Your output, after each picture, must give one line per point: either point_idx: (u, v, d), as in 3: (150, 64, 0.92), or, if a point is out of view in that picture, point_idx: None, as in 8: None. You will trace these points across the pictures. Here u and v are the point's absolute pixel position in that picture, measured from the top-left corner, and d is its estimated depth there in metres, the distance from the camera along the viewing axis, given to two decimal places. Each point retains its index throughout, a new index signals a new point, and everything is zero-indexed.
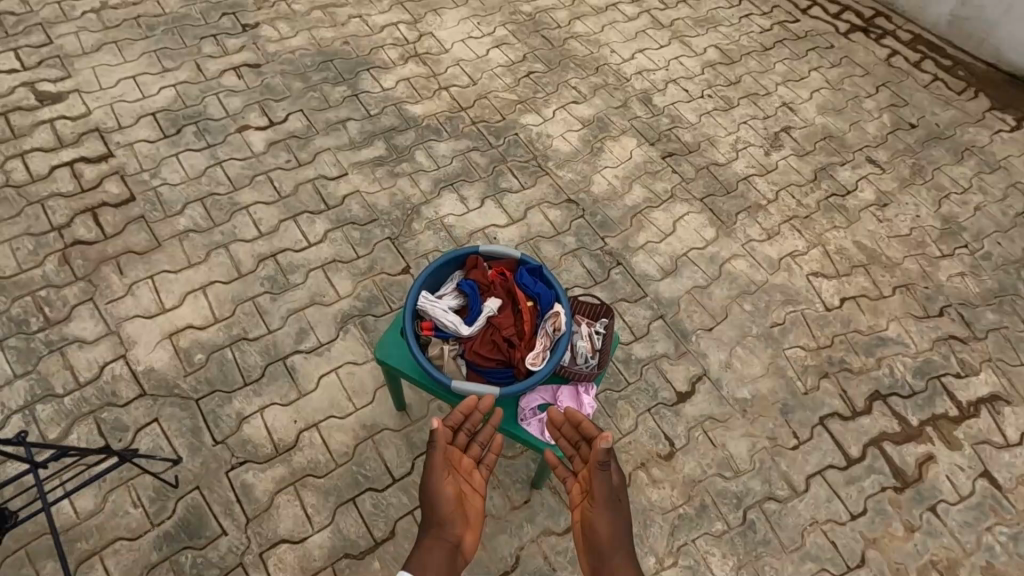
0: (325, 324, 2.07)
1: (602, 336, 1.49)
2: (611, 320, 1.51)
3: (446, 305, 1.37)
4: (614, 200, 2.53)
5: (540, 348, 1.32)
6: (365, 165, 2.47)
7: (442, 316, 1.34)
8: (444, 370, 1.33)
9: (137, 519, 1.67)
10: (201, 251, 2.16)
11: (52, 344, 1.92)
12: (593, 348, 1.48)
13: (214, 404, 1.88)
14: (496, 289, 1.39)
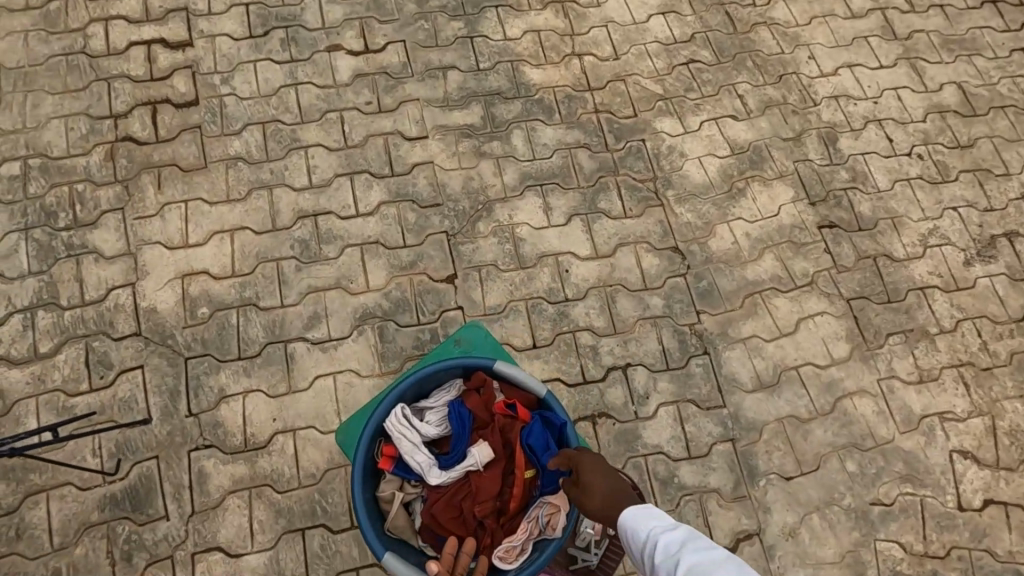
0: (342, 317, 1.81)
1: None
2: None
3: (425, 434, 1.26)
4: (731, 265, 1.97)
5: (518, 540, 1.20)
6: (451, 133, 2.07)
7: (415, 453, 1.23)
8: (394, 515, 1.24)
9: (90, 470, 1.59)
10: (244, 188, 1.93)
11: (71, 248, 1.81)
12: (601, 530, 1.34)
13: (201, 369, 1.72)
14: (493, 439, 1.26)
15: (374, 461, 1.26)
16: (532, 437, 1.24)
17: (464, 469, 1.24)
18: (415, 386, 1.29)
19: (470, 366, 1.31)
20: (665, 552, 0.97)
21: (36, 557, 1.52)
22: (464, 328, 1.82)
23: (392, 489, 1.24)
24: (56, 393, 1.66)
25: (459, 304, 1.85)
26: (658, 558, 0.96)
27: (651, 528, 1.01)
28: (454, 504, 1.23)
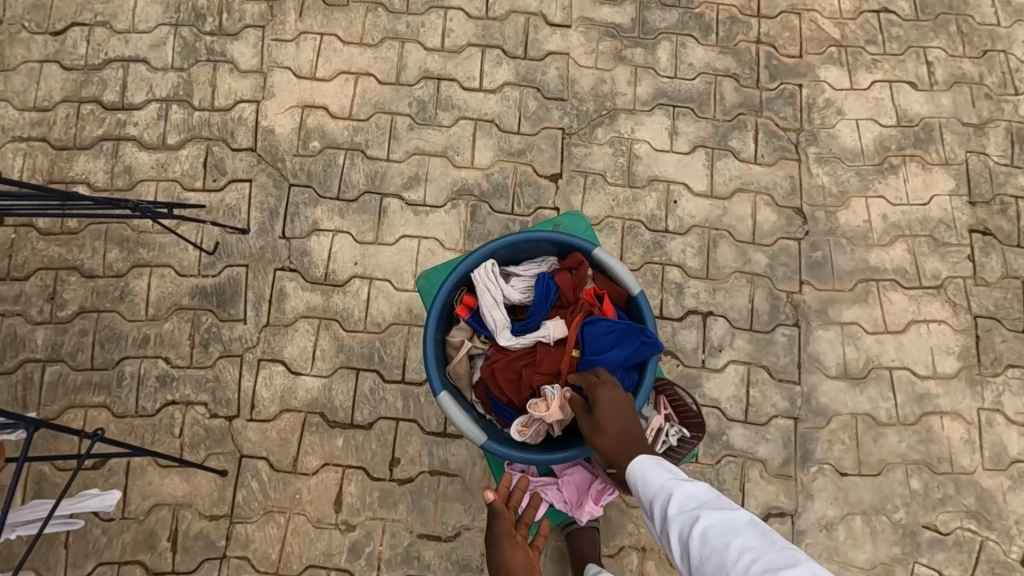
0: (440, 185, 1.80)
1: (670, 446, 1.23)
2: (691, 439, 1.24)
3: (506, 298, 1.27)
4: (854, 244, 1.79)
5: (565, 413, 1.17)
6: (595, 29, 1.94)
7: (492, 310, 1.25)
8: (457, 362, 1.28)
9: (190, 261, 1.72)
10: (378, 34, 1.91)
11: (211, 53, 1.87)
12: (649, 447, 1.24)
13: (301, 199, 1.78)
14: (570, 320, 1.26)
15: (451, 306, 1.30)
16: (605, 327, 1.22)
17: (535, 339, 1.25)
18: (511, 247, 1.29)
19: (567, 246, 1.30)
20: (681, 507, 0.95)
21: (132, 321, 1.68)
22: (566, 216, 1.64)
23: (462, 337, 1.29)
24: (174, 183, 1.78)
25: (556, 205, 1.80)
26: (673, 511, 0.94)
27: (664, 481, 1.00)
28: (514, 367, 1.25)
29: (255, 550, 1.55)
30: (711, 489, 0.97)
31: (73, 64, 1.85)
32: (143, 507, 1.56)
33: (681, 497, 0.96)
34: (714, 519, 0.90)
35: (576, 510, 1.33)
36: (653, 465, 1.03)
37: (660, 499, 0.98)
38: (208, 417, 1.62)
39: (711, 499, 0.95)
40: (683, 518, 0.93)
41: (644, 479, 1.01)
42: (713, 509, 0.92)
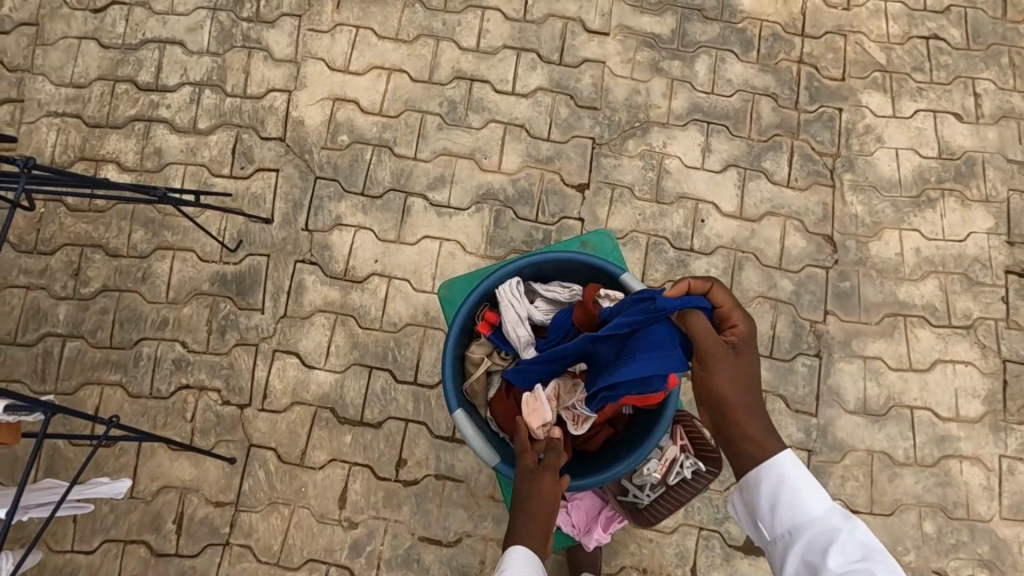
0: (466, 188, 1.79)
1: (685, 478, 1.19)
2: (708, 473, 1.19)
3: (529, 318, 1.26)
4: (884, 276, 1.75)
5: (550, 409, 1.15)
6: (633, 39, 1.91)
7: (513, 327, 1.23)
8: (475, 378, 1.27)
9: (212, 247, 1.73)
10: (413, 31, 1.89)
11: (247, 40, 1.87)
12: (664, 478, 1.20)
13: (326, 193, 1.78)
14: None
15: (473, 323, 1.29)
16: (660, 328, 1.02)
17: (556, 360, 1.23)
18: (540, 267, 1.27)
19: (594, 268, 1.28)
20: (841, 551, 0.88)
21: (152, 303, 1.70)
22: (594, 232, 1.65)
23: (482, 353, 1.28)
24: (202, 168, 1.79)
25: (581, 216, 1.78)
26: (833, 553, 0.87)
27: (823, 517, 0.92)
28: None
29: (257, 539, 1.56)
30: (878, 540, 0.89)
31: (111, 43, 1.86)
32: (151, 488, 1.58)
33: (843, 540, 0.89)
34: (870, 571, 0.83)
35: (584, 536, 1.30)
36: (795, 470, 0.97)
37: (805, 523, 0.93)
38: (220, 404, 1.64)
39: (868, 545, 0.88)
40: (832, 556, 0.87)
41: (785, 489, 0.96)
42: (879, 564, 0.85)
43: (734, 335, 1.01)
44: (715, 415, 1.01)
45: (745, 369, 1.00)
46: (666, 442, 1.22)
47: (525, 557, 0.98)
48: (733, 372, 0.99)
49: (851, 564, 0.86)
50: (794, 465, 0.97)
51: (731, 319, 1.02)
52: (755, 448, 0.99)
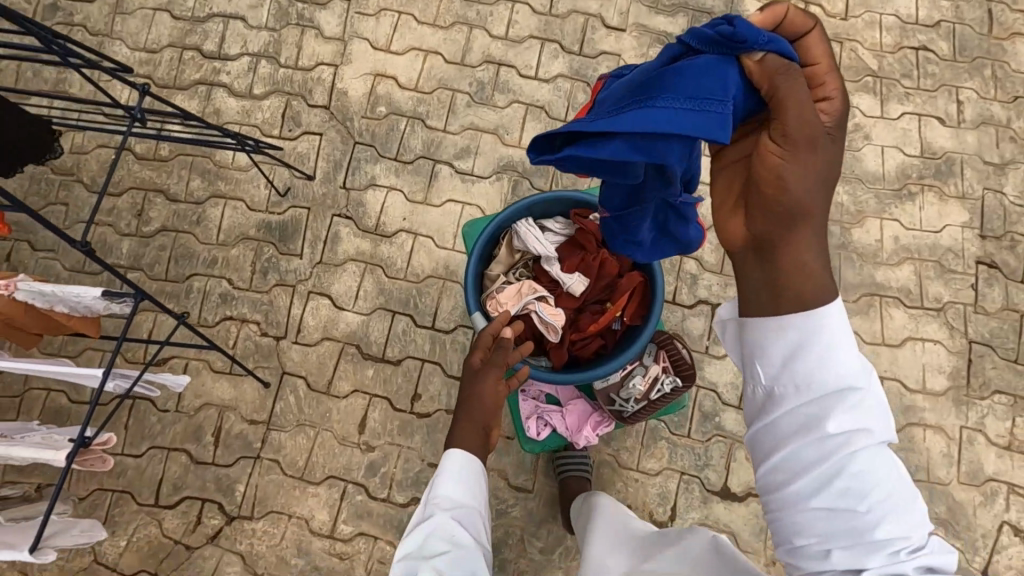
0: (488, 159, 1.99)
1: (661, 393, 1.36)
2: (681, 389, 1.38)
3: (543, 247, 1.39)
4: (864, 260, 1.91)
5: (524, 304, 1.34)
6: (648, 36, 2.11)
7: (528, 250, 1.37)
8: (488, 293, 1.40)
9: (260, 197, 1.94)
10: (450, 18, 2.10)
11: (301, 19, 2.10)
12: (645, 395, 1.37)
13: (363, 156, 1.99)
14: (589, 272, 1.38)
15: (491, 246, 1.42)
16: (719, 80, 0.88)
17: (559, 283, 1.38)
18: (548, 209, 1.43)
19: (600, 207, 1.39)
20: (848, 414, 0.85)
21: (204, 243, 1.91)
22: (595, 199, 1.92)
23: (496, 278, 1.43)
24: (255, 128, 2.00)
25: None
26: (837, 413, 0.85)
27: (842, 372, 0.87)
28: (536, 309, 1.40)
29: (285, 455, 1.75)
30: (880, 398, 0.88)
31: (181, 15, 2.09)
32: (195, 403, 1.78)
33: (853, 400, 0.86)
34: (867, 433, 0.85)
35: (575, 436, 1.50)
36: (829, 316, 0.88)
37: (820, 379, 0.87)
38: (259, 335, 1.84)
39: (874, 408, 0.87)
40: (836, 417, 0.85)
41: (811, 342, 0.88)
42: (874, 429, 0.85)
43: (823, 109, 0.92)
44: (772, 210, 0.90)
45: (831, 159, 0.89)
46: (649, 361, 1.39)
47: (456, 456, 1.12)
48: (820, 160, 0.87)
49: (850, 427, 0.85)
50: (831, 318, 0.87)
51: (822, 82, 0.92)
52: (805, 279, 0.90)
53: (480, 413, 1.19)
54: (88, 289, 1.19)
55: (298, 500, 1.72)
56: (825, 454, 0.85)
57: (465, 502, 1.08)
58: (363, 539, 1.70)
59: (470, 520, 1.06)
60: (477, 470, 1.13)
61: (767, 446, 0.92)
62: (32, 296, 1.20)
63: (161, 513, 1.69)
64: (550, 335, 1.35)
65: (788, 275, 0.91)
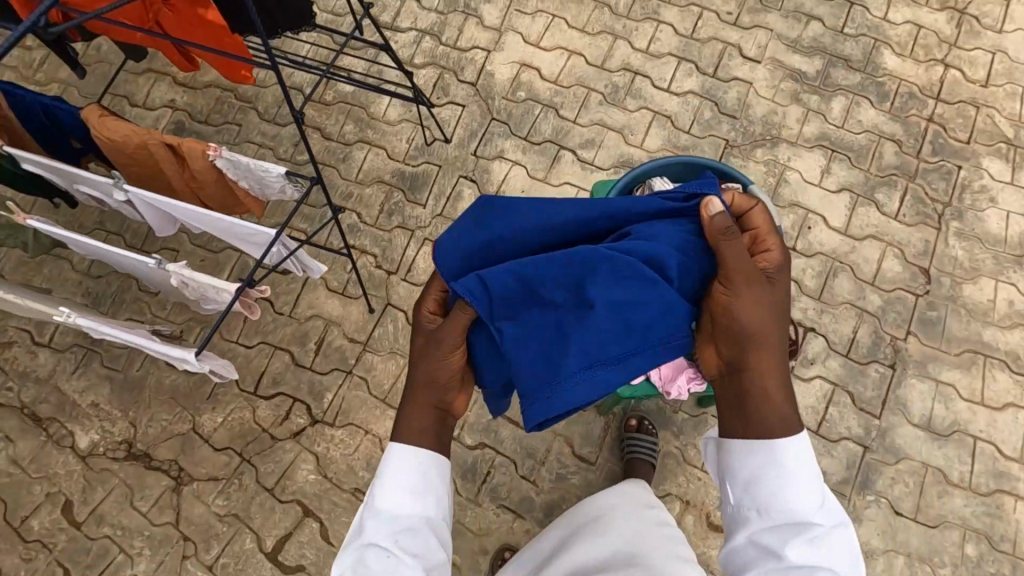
0: (610, 154, 2.13)
1: None
2: None
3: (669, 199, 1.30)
4: (972, 316, 1.88)
5: None
6: (781, 71, 2.21)
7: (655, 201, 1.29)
8: None
9: (400, 150, 2.16)
10: (598, 27, 2.30)
11: (467, 8, 2.35)
12: None
13: (497, 131, 2.18)
14: None
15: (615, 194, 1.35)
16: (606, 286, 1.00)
17: None
18: (675, 171, 1.35)
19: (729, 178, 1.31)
20: (804, 541, 0.97)
21: (344, 179, 2.13)
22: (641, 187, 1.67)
23: None
24: None
25: None
26: (793, 541, 0.97)
27: (799, 502, 1.00)
28: None
29: (374, 376, 1.89)
30: (836, 531, 1.00)
31: None
32: (306, 313, 1.96)
33: (810, 529, 0.98)
34: (822, 562, 0.96)
35: None
36: (786, 451, 1.02)
37: (779, 506, 1.01)
38: (374, 266, 2.02)
39: (835, 546, 0.98)
40: (791, 544, 0.97)
41: (771, 472, 1.02)
42: (828, 558, 0.97)
43: (763, 259, 1.10)
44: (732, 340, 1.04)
45: (775, 300, 1.06)
46: None
47: (403, 453, 1.07)
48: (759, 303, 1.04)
49: (810, 557, 0.97)
50: (790, 452, 1.02)
51: (765, 242, 1.11)
52: (769, 405, 1.04)
53: (424, 401, 1.12)
54: (275, 167, 1.40)
55: (377, 419, 1.84)
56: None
57: (404, 511, 1.03)
58: None
59: (415, 538, 1.01)
60: (427, 461, 1.07)
61: (736, 565, 1.06)
62: (230, 166, 1.42)
63: (258, 401, 1.86)
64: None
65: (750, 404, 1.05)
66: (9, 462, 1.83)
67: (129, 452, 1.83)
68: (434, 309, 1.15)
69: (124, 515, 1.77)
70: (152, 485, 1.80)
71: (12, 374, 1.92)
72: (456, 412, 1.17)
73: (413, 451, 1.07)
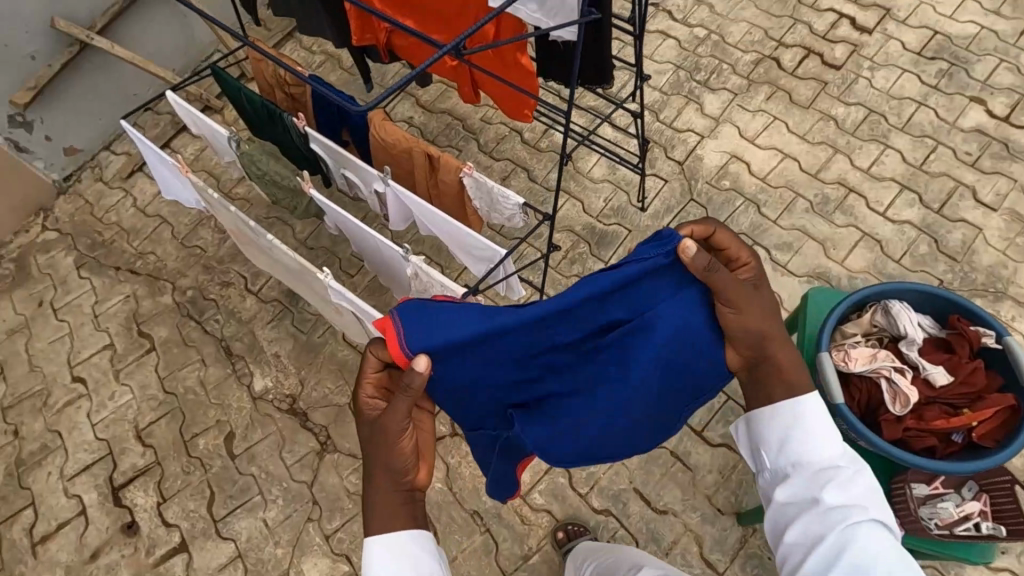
0: (806, 262, 2.07)
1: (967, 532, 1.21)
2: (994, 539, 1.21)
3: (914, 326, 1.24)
4: None
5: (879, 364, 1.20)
6: (1019, 224, 2.04)
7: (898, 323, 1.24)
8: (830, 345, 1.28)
9: (596, 207, 2.27)
10: (820, 137, 2.29)
11: (689, 93, 2.46)
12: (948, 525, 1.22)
13: (693, 211, 2.21)
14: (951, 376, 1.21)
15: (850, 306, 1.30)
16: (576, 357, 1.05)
17: (914, 369, 1.22)
18: (920, 300, 1.27)
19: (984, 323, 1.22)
20: (838, 486, 0.99)
21: None
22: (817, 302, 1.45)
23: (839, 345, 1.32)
24: None
25: None
26: (826, 483, 0.99)
27: (829, 452, 1.03)
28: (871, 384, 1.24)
29: None
30: (863, 474, 1.02)
31: None
32: None
33: (842, 476, 1.00)
34: (861, 505, 0.97)
35: None
36: (807, 408, 1.05)
37: (809, 461, 1.03)
38: None
39: (865, 489, 1.00)
40: (827, 492, 0.98)
41: (798, 430, 1.04)
42: (862, 499, 0.98)
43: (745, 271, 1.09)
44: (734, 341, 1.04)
45: (765, 302, 1.05)
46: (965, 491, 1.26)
47: (381, 543, 1.02)
48: (754, 308, 1.02)
49: (846, 500, 0.98)
50: (812, 408, 1.05)
51: (740, 259, 1.09)
52: (785, 377, 1.06)
53: (383, 486, 1.05)
54: (515, 196, 1.54)
55: None
56: (825, 521, 0.97)
57: None
58: (547, 517, 1.78)
59: None
60: (405, 538, 1.03)
61: (777, 533, 1.05)
62: (473, 186, 1.59)
63: None
64: (893, 404, 1.19)
65: (770, 391, 1.07)
66: (198, 383, 2.08)
67: (291, 407, 2.01)
68: (374, 390, 1.08)
69: (272, 461, 1.93)
70: (302, 442, 1.95)
71: (222, 310, 2.21)
72: (422, 484, 1.09)
73: (393, 539, 1.03)
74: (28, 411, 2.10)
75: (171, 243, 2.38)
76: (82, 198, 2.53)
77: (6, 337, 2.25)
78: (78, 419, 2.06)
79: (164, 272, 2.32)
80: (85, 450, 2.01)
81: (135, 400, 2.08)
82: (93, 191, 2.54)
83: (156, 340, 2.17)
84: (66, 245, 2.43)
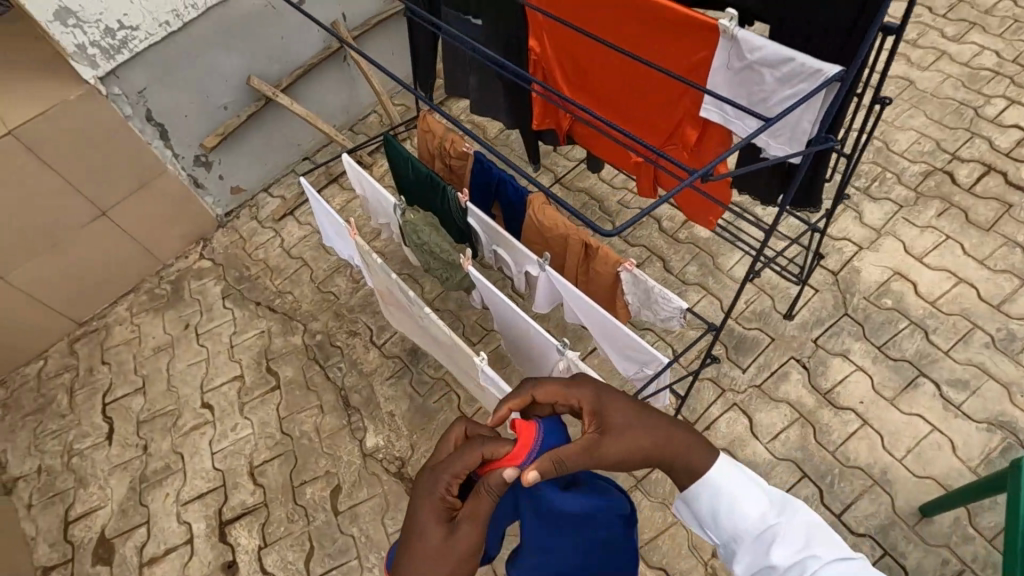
0: (985, 405, 1.82)
1: None
2: None
3: None
4: None
5: None
6: None
7: None
8: None
9: (736, 307, 2.14)
10: (1002, 265, 2.06)
11: (846, 199, 2.31)
12: None
13: (847, 327, 2.03)
14: None
15: None
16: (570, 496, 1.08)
17: None
18: None
19: None
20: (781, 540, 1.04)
21: None
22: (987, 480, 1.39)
23: None
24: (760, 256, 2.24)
25: None
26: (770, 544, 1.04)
27: (760, 513, 1.08)
28: None
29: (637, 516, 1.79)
30: (798, 514, 1.08)
31: None
32: None
33: (781, 531, 1.05)
34: (811, 552, 1.02)
35: None
36: (722, 478, 1.10)
37: (744, 529, 1.07)
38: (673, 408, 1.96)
39: (802, 531, 1.06)
40: (776, 551, 1.03)
41: (723, 505, 1.09)
42: (802, 540, 1.05)
43: (588, 416, 1.10)
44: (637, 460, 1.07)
45: (620, 422, 1.09)
46: None
47: None
48: (625, 433, 1.07)
49: (794, 554, 1.03)
50: (725, 475, 1.10)
51: (569, 399, 1.12)
52: (691, 454, 1.11)
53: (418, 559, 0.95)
54: (678, 298, 1.45)
55: None
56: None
57: None
58: None
59: None
60: None
61: None
62: (630, 281, 1.52)
63: None
64: None
65: (680, 477, 1.12)
66: (313, 428, 2.11)
67: (399, 471, 1.98)
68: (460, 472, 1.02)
69: (374, 525, 1.89)
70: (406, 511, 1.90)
71: (346, 358, 2.26)
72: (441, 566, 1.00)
73: None
74: (158, 429, 2.21)
75: (309, 286, 2.50)
76: (237, 233, 2.75)
77: (152, 354, 2.41)
78: (200, 446, 2.14)
79: (298, 312, 2.42)
80: (202, 478, 2.07)
81: (254, 435, 2.14)
82: (248, 228, 2.75)
83: (282, 379, 2.24)
84: (216, 274, 2.62)
